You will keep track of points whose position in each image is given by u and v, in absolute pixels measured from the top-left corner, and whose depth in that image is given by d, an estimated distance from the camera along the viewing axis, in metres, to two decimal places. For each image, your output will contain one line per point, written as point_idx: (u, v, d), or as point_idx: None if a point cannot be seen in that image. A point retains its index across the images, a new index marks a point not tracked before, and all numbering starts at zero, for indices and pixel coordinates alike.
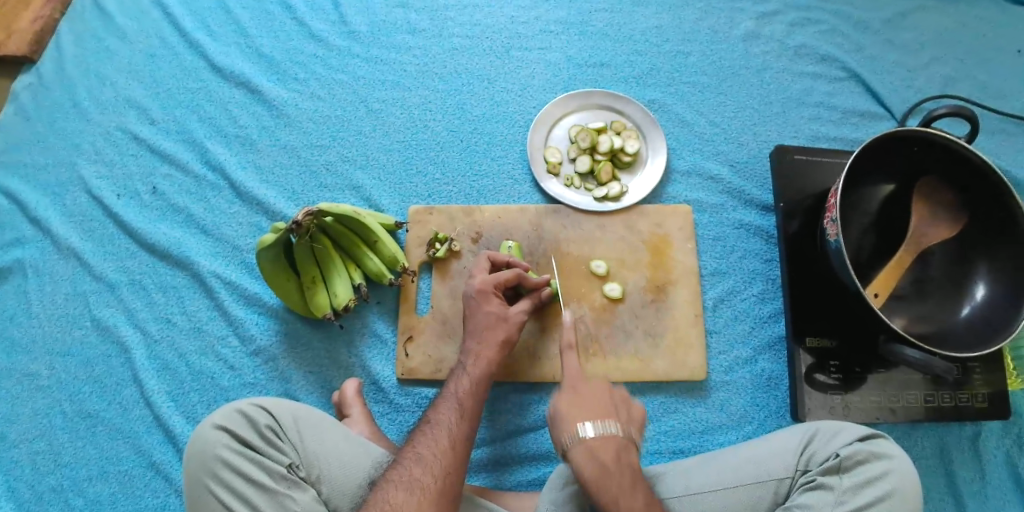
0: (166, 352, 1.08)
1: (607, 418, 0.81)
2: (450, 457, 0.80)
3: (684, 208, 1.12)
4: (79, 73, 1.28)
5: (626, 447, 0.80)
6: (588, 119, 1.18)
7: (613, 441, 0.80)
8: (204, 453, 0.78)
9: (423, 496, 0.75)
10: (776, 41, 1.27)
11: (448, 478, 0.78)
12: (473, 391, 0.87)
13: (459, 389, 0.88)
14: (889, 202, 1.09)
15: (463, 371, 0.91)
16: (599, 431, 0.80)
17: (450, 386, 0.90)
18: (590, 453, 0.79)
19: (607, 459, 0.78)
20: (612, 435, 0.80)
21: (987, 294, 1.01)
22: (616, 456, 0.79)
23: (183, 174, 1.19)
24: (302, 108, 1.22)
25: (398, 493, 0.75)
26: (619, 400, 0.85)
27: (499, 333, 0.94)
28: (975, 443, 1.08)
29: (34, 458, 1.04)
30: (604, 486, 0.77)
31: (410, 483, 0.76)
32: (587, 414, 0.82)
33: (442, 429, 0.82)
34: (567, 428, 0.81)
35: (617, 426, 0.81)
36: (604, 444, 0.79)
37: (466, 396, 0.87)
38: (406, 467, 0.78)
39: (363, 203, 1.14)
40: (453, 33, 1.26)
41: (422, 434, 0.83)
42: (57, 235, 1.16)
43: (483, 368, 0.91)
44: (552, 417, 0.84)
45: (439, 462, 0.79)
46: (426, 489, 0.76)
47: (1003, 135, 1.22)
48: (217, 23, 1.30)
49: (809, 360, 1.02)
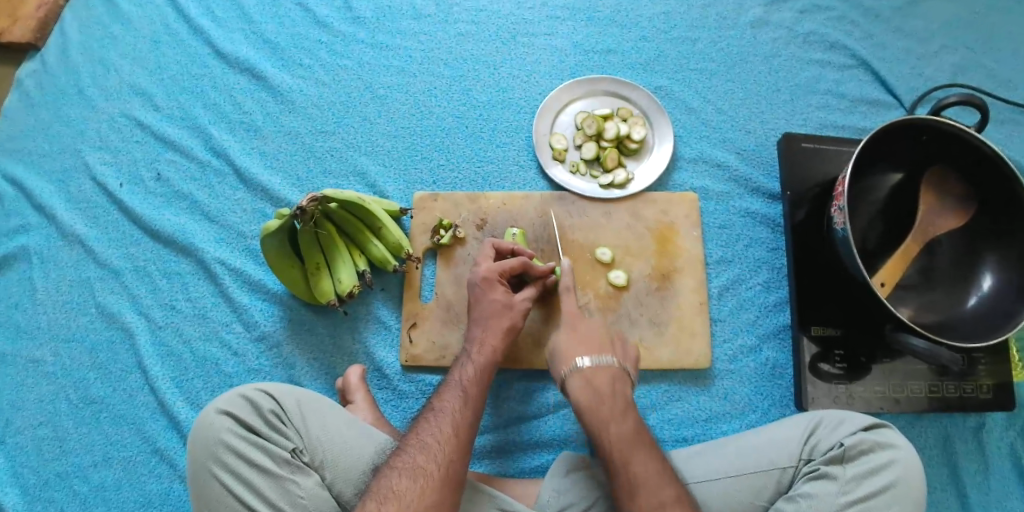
0: (170, 338, 1.08)
1: (603, 353, 0.89)
2: (453, 444, 0.79)
3: (690, 196, 1.11)
4: (83, 59, 1.27)
5: (620, 376, 0.88)
6: (595, 105, 1.17)
7: (608, 370, 0.88)
8: (208, 438, 0.78)
9: (427, 483, 0.75)
10: (785, 28, 1.25)
11: (452, 465, 0.77)
12: (477, 378, 0.87)
13: (463, 376, 0.88)
14: (897, 191, 1.08)
15: (467, 358, 0.91)
16: (594, 362, 0.88)
17: (454, 373, 0.89)
18: (584, 381, 0.87)
19: (600, 385, 0.86)
20: (605, 364, 0.88)
21: (994, 284, 1.01)
22: (609, 383, 0.86)
23: (186, 160, 1.19)
24: (305, 93, 1.21)
25: (402, 481, 0.75)
26: (615, 339, 0.93)
27: (504, 320, 0.94)
28: (978, 434, 1.08)
29: (40, 443, 1.05)
30: (596, 410, 0.84)
31: (414, 471, 0.76)
32: (584, 348, 0.90)
33: (446, 416, 0.82)
34: (564, 360, 0.89)
35: (612, 358, 0.89)
36: (598, 371, 0.87)
37: (470, 383, 0.87)
38: (411, 454, 0.78)
39: (367, 189, 1.14)
40: (458, 18, 1.25)
41: (426, 422, 0.83)
42: (61, 221, 1.15)
43: (488, 356, 0.90)
44: (552, 351, 0.92)
45: (443, 449, 0.79)
46: (430, 476, 0.76)
47: (1012, 125, 1.21)
48: (221, 8, 1.29)
49: (814, 349, 1.02)
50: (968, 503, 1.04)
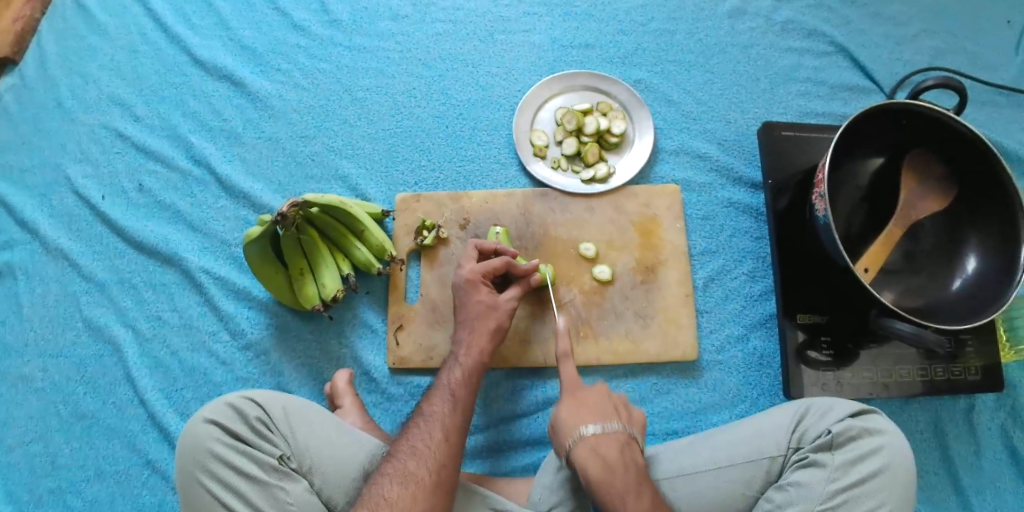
0: (158, 349, 1.08)
1: (609, 420, 0.82)
2: (443, 449, 0.79)
3: (673, 188, 1.11)
4: (60, 71, 1.25)
5: (629, 443, 0.81)
6: (575, 100, 1.17)
7: (614, 438, 0.80)
8: (195, 447, 0.77)
9: (418, 490, 0.75)
10: (763, 17, 1.25)
11: (443, 471, 0.77)
12: (465, 382, 0.87)
13: (452, 380, 0.88)
14: (879, 175, 1.07)
15: (456, 359, 0.91)
16: (600, 429, 0.80)
17: (443, 376, 0.89)
18: (592, 450, 0.79)
19: (610, 456, 0.78)
20: (612, 432, 0.80)
21: (978, 266, 1.01)
22: (619, 452, 0.79)
23: (168, 170, 1.18)
24: (285, 99, 1.21)
25: (392, 488, 0.75)
26: (619, 404, 0.86)
27: (489, 321, 0.94)
28: (968, 415, 1.08)
29: (31, 460, 1.04)
30: (609, 485, 0.76)
31: (405, 478, 0.76)
32: (588, 417, 0.82)
33: (436, 420, 0.82)
34: (567, 431, 0.81)
35: (619, 424, 0.81)
36: (605, 440, 0.79)
37: (458, 386, 0.87)
38: (401, 460, 0.78)
39: (350, 192, 1.14)
40: (436, 18, 1.25)
41: (415, 427, 0.82)
42: (45, 237, 1.14)
43: (475, 358, 0.90)
44: (553, 423, 0.84)
45: (433, 455, 0.78)
46: (421, 483, 0.76)
47: (990, 106, 1.21)
48: (198, 15, 1.28)
49: (800, 336, 1.02)
50: (959, 484, 1.04)
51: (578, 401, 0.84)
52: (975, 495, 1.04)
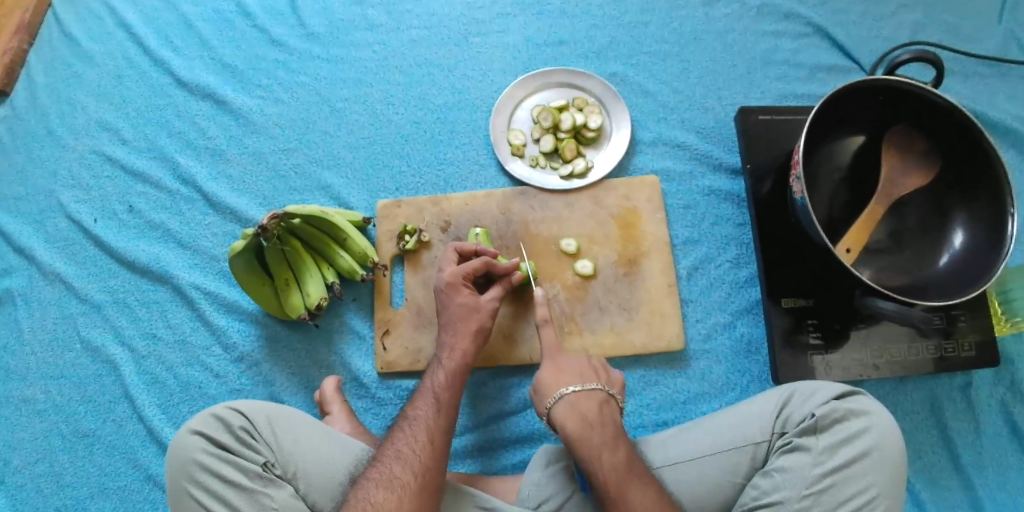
0: (153, 366, 1.10)
1: (588, 380, 0.85)
2: (428, 452, 0.80)
3: (652, 179, 1.11)
4: (50, 100, 1.28)
5: (607, 402, 0.84)
6: (551, 98, 1.17)
7: (594, 395, 0.83)
8: (181, 458, 0.79)
9: (403, 492, 0.76)
10: (738, 2, 1.25)
11: (428, 473, 0.78)
12: (449, 384, 0.88)
13: (435, 383, 0.89)
14: (859, 154, 1.06)
15: (440, 362, 0.91)
16: (579, 388, 0.84)
17: (427, 380, 0.90)
18: (572, 407, 0.82)
19: (588, 411, 0.82)
20: (591, 390, 0.84)
21: (965, 241, 0.99)
22: (597, 409, 0.82)
23: (157, 190, 1.20)
24: (266, 114, 1.23)
25: (377, 492, 0.75)
26: (600, 367, 0.89)
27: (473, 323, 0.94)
28: (965, 391, 1.06)
29: (37, 480, 1.07)
30: (585, 436, 0.80)
31: (390, 481, 0.77)
32: (567, 378, 0.85)
33: (420, 423, 0.83)
34: (548, 390, 0.85)
35: (597, 383, 0.85)
36: (584, 397, 0.83)
37: (442, 389, 0.87)
38: (386, 465, 0.79)
39: (333, 202, 1.15)
40: (410, 25, 1.26)
41: (400, 431, 0.83)
42: (41, 262, 1.17)
43: (459, 360, 0.91)
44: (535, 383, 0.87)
45: (418, 457, 0.79)
46: (406, 486, 0.76)
47: (974, 77, 1.20)
48: (179, 37, 1.30)
49: (786, 321, 1.02)
50: (960, 463, 1.03)
51: (559, 364, 0.87)
52: (976, 473, 1.02)
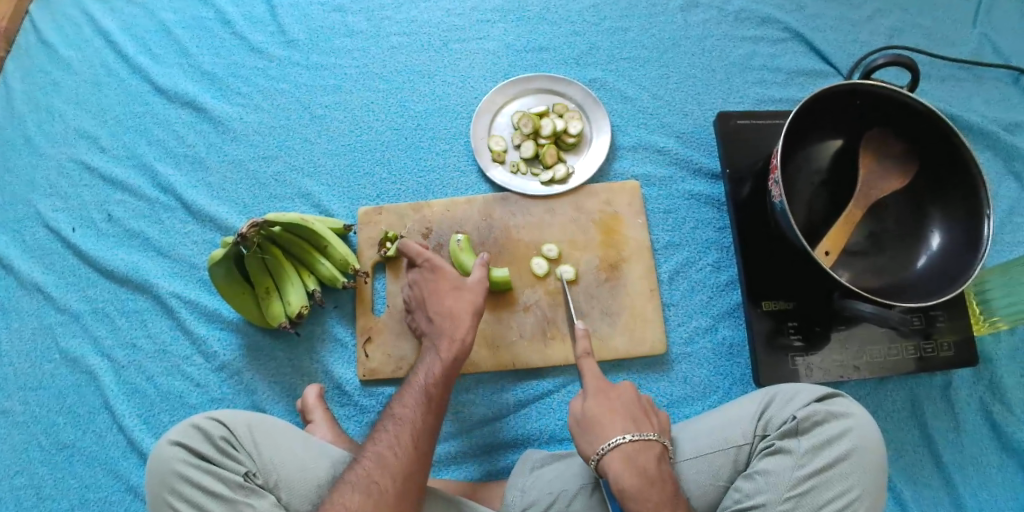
0: (134, 376, 1.09)
1: (643, 429, 0.81)
2: (410, 455, 0.79)
3: (632, 183, 1.11)
4: (28, 108, 1.27)
5: (662, 454, 0.81)
6: (531, 104, 1.18)
7: (649, 447, 0.79)
8: (161, 470, 0.78)
9: (380, 499, 0.75)
10: (716, 8, 1.26)
11: (409, 478, 0.78)
12: (442, 382, 0.86)
13: (427, 377, 0.88)
14: (838, 157, 1.07)
15: (436, 355, 0.90)
16: (634, 438, 0.79)
17: (418, 373, 0.89)
18: (629, 461, 0.78)
19: (648, 466, 0.78)
20: (648, 441, 0.80)
21: (942, 243, 1.00)
22: (655, 464, 0.79)
23: (136, 199, 1.20)
24: (247, 121, 1.22)
25: (354, 496, 0.75)
26: (648, 411, 0.85)
27: (462, 324, 0.92)
28: (945, 391, 1.07)
29: (15, 493, 1.05)
30: (645, 497, 0.76)
31: (368, 487, 0.76)
32: (621, 424, 0.81)
33: (404, 424, 0.82)
34: (598, 435, 0.80)
35: (653, 433, 0.81)
36: (642, 451, 0.79)
37: (433, 386, 0.86)
38: (364, 467, 0.78)
39: (314, 209, 1.15)
40: (390, 31, 1.26)
41: (382, 431, 0.82)
42: (19, 271, 1.16)
43: (454, 353, 0.90)
44: (580, 420, 0.83)
45: (399, 461, 0.79)
46: (383, 492, 0.76)
47: (949, 81, 1.22)
48: (159, 45, 1.30)
49: (766, 323, 1.02)
50: (941, 461, 1.04)
51: (604, 404, 0.83)
52: (957, 472, 1.03)
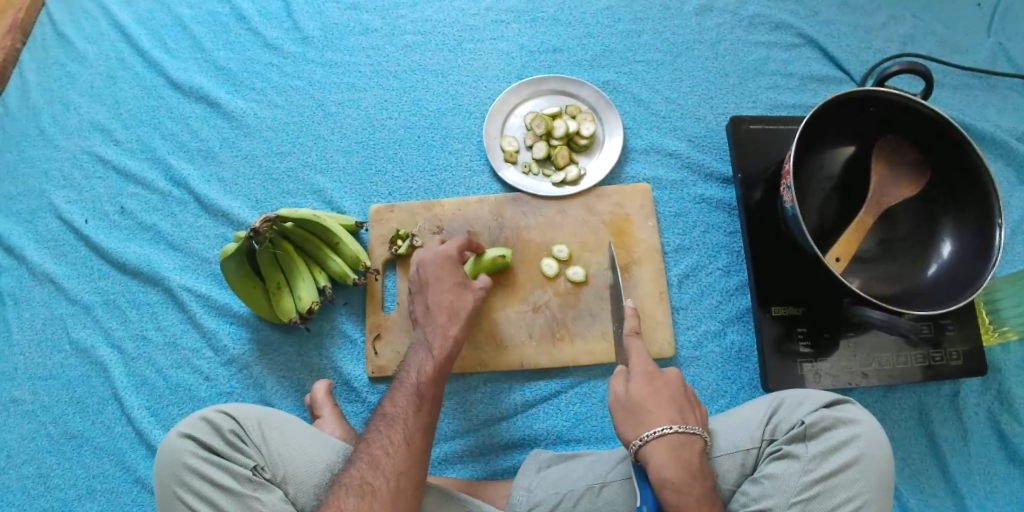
0: (143, 368, 1.10)
1: (688, 423, 0.80)
2: (404, 454, 0.78)
3: (643, 186, 1.12)
4: (42, 100, 1.28)
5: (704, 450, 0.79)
6: (544, 105, 1.18)
7: (695, 443, 0.78)
8: (171, 461, 0.79)
9: (375, 500, 0.74)
10: (729, 13, 1.26)
11: (401, 477, 0.77)
12: (432, 378, 0.86)
13: (419, 375, 0.87)
14: (850, 164, 1.07)
15: (427, 352, 0.90)
16: (682, 430, 0.78)
17: (409, 371, 0.88)
18: (675, 453, 0.76)
19: (692, 461, 0.77)
20: (695, 435, 0.79)
21: (953, 251, 1.00)
22: (698, 460, 0.77)
23: (149, 191, 1.20)
24: (260, 117, 1.23)
25: (347, 498, 0.74)
26: (692, 403, 0.84)
27: (453, 326, 0.93)
28: (953, 401, 1.07)
29: (24, 481, 1.06)
30: (688, 490, 0.74)
31: (360, 487, 0.75)
32: (669, 415, 0.79)
33: (397, 424, 0.81)
34: (643, 424, 0.79)
35: (698, 427, 0.79)
36: (689, 444, 0.78)
37: (424, 383, 0.86)
38: (358, 469, 0.77)
39: (326, 205, 1.15)
40: (404, 30, 1.26)
41: (375, 432, 0.81)
42: (31, 262, 1.17)
43: (446, 350, 0.90)
44: (625, 402, 0.82)
45: (393, 460, 0.78)
46: (377, 492, 0.75)
47: (962, 90, 1.21)
48: (173, 39, 1.30)
49: (775, 329, 1.02)
50: (948, 471, 1.03)
51: (652, 395, 0.81)
52: (964, 482, 1.03)
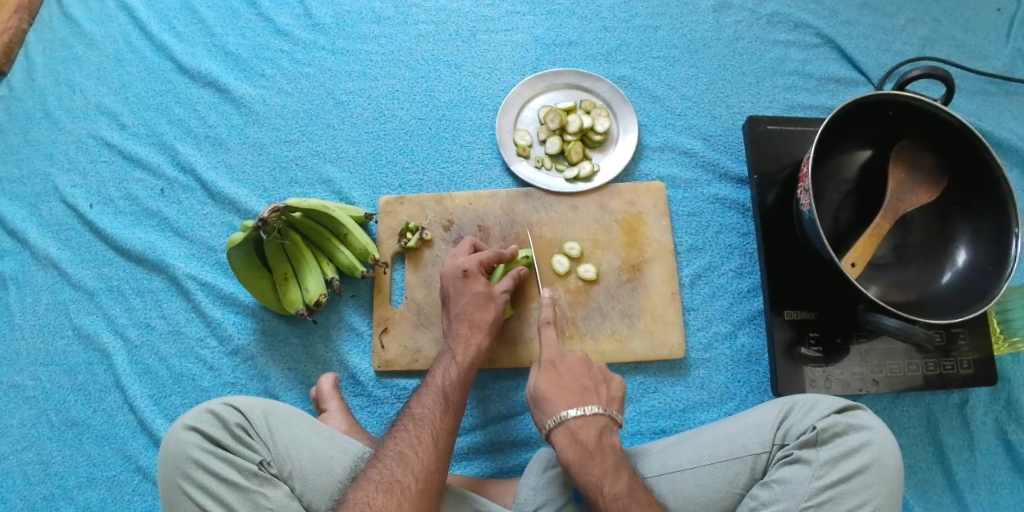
0: (147, 356, 1.08)
1: (588, 402, 0.86)
2: (431, 454, 0.78)
3: (657, 184, 1.10)
4: (48, 82, 1.26)
5: (607, 427, 0.85)
6: (558, 99, 1.16)
7: (594, 421, 0.84)
8: (176, 454, 0.78)
9: (403, 497, 0.73)
10: (748, 10, 1.24)
11: (429, 477, 0.76)
12: (459, 383, 0.86)
13: (445, 379, 0.88)
14: (865, 167, 1.06)
15: (451, 359, 0.90)
16: (580, 413, 0.84)
17: (435, 374, 0.89)
18: (571, 435, 0.83)
19: (588, 439, 0.83)
20: (592, 416, 0.84)
21: (968, 260, 0.99)
22: (597, 437, 0.83)
23: (155, 177, 1.18)
24: (269, 104, 1.21)
25: (376, 495, 0.73)
26: (598, 382, 0.89)
27: (477, 334, 0.93)
28: (962, 409, 1.06)
29: (24, 467, 1.05)
30: (586, 466, 0.80)
31: (389, 484, 0.74)
32: (569, 400, 0.86)
33: (425, 423, 0.81)
34: (549, 411, 0.86)
35: (597, 407, 0.85)
36: (585, 425, 0.83)
37: (451, 388, 0.86)
38: (386, 466, 0.76)
39: (335, 196, 1.14)
40: (418, 19, 1.24)
41: (402, 430, 0.81)
42: (35, 246, 1.15)
43: (471, 358, 0.91)
44: (535, 397, 0.88)
45: (420, 459, 0.77)
46: (405, 490, 0.74)
47: (981, 95, 1.20)
48: (182, 23, 1.28)
49: (787, 332, 1.01)
50: (953, 480, 1.03)
51: (559, 376, 0.89)
52: (969, 491, 1.02)
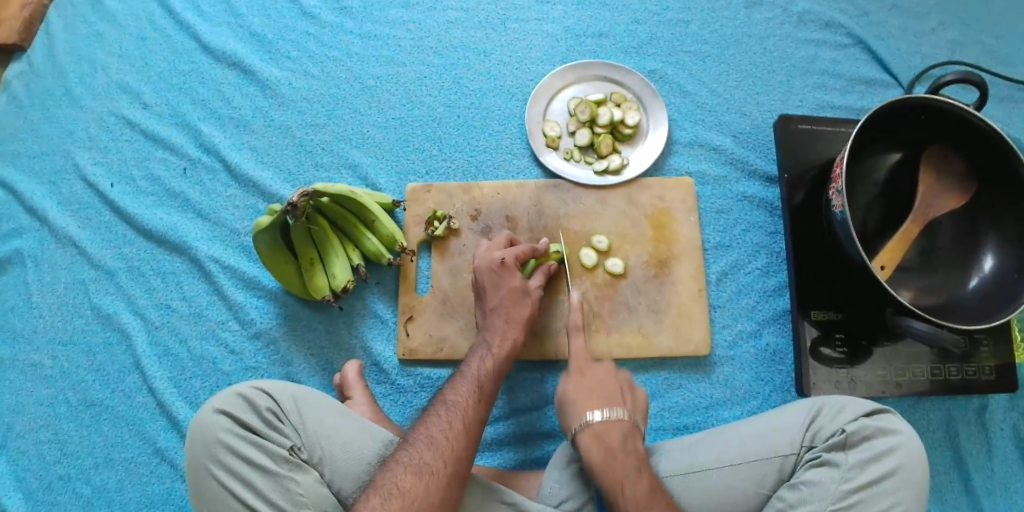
0: (166, 338, 1.07)
1: (605, 334, 0.92)
2: (462, 441, 0.77)
3: (687, 180, 1.10)
4: (69, 58, 1.24)
5: (618, 359, 0.91)
6: (588, 91, 1.15)
7: (606, 353, 0.90)
8: (206, 437, 0.78)
9: (431, 480, 0.73)
10: (780, 7, 1.23)
11: (459, 462, 0.75)
12: (493, 372, 0.86)
13: (480, 369, 0.87)
14: (897, 171, 1.05)
15: (486, 350, 0.90)
16: (593, 343, 0.91)
17: (470, 365, 0.88)
18: (584, 364, 0.89)
19: (600, 367, 0.89)
20: (606, 347, 0.91)
21: (994, 267, 0.99)
22: (607, 366, 0.89)
23: (177, 158, 1.17)
24: (295, 87, 1.19)
25: (407, 477, 0.73)
26: None
27: (512, 329, 0.93)
28: (981, 415, 1.07)
29: (40, 448, 1.04)
30: (592, 389, 0.87)
31: (419, 468, 0.74)
32: (587, 330, 0.92)
33: (457, 410, 0.81)
34: (565, 341, 0.93)
35: (612, 340, 0.92)
36: (598, 355, 0.90)
37: (484, 378, 0.86)
38: (416, 450, 0.76)
39: (360, 182, 1.13)
40: (447, 5, 1.23)
41: (433, 415, 0.80)
42: (54, 224, 1.14)
43: (507, 350, 0.90)
44: (555, 331, 0.95)
45: (449, 443, 0.77)
46: (435, 474, 0.74)
47: (1011, 101, 1.19)
48: (206, 2, 1.26)
49: (814, 333, 1.01)
50: (970, 485, 1.03)
51: (577, 313, 0.95)
52: (986, 496, 1.03)
